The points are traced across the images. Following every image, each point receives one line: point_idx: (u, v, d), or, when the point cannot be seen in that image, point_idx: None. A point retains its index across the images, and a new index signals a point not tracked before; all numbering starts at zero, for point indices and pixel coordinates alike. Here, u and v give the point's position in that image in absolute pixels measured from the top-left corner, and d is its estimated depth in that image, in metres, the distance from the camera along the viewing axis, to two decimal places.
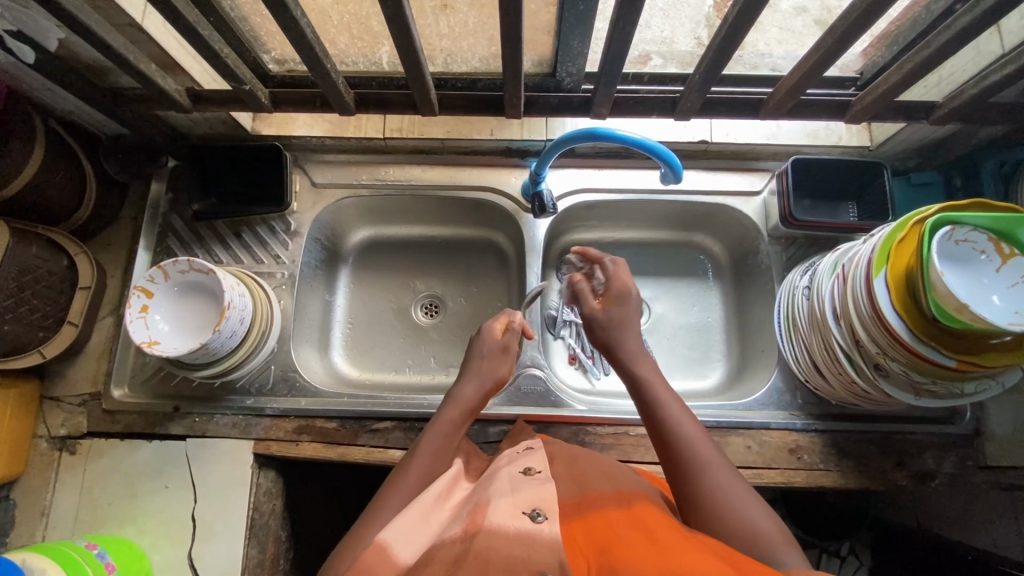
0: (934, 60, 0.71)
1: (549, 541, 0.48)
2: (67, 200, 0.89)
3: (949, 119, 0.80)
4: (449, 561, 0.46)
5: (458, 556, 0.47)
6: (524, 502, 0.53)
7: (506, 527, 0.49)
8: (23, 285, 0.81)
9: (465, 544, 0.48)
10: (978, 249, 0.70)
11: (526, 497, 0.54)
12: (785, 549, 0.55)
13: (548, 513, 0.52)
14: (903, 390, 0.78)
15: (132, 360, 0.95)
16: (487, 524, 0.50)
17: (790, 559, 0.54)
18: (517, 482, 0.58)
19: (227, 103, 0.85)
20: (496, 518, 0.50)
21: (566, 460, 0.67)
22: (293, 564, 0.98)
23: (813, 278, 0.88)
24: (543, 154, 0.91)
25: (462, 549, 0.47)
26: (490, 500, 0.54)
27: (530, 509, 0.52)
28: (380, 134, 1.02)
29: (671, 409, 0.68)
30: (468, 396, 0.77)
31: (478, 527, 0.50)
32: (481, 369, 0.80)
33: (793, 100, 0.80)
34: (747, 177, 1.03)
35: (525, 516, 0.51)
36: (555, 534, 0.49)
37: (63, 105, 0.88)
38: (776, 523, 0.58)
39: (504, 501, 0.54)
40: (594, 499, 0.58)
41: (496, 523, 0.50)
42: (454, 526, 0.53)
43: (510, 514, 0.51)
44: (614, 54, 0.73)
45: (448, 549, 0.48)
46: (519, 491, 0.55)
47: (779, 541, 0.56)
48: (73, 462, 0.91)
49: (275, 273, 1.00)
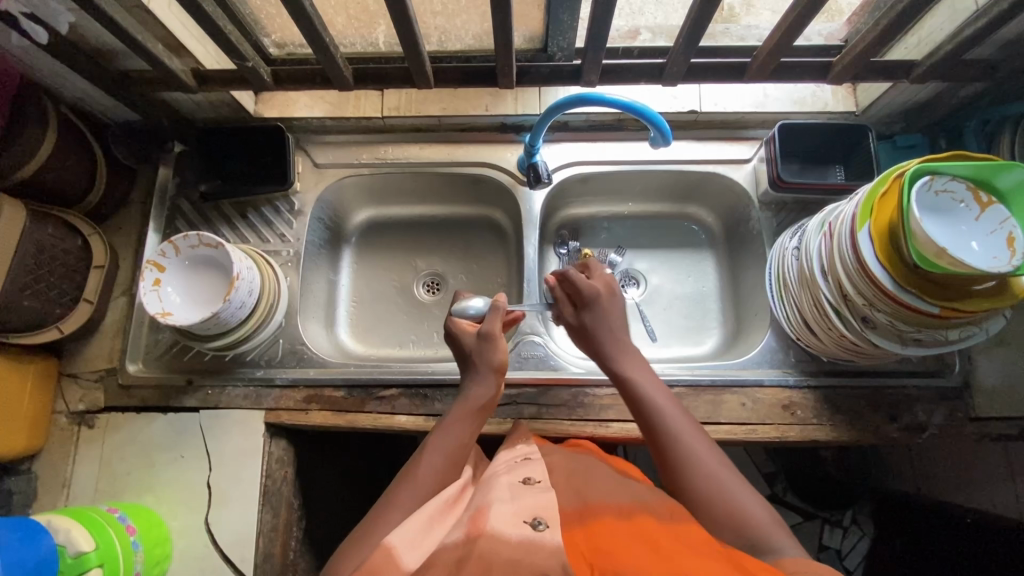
0: (907, 18, 0.73)
1: (550, 546, 0.53)
2: (77, 182, 0.93)
3: (928, 77, 0.83)
4: (452, 563, 0.51)
5: (460, 558, 0.51)
6: (525, 510, 0.57)
7: (507, 534, 0.53)
8: (41, 262, 0.85)
9: (468, 546, 0.52)
10: (957, 199, 0.73)
11: (527, 506, 0.58)
12: (777, 532, 0.58)
13: (549, 521, 0.56)
14: (891, 340, 0.81)
15: (146, 337, 0.98)
16: (488, 529, 0.54)
17: (782, 541, 0.57)
18: (518, 489, 0.62)
19: (231, 82, 0.88)
20: (498, 524, 0.55)
21: (566, 472, 0.70)
22: (306, 533, 1.01)
23: (802, 238, 0.90)
24: (536, 126, 0.93)
25: (465, 551, 0.52)
26: (490, 505, 0.58)
27: (532, 517, 0.56)
28: (378, 113, 1.05)
29: (663, 404, 0.70)
30: (484, 402, 0.76)
31: (480, 531, 0.54)
32: (492, 371, 0.78)
33: (775, 62, 0.83)
34: (737, 146, 1.05)
35: (526, 524, 0.55)
36: (556, 540, 0.53)
37: (72, 92, 0.91)
38: (765, 508, 0.60)
39: (505, 507, 0.58)
40: (596, 507, 0.62)
41: (497, 528, 0.54)
42: (457, 530, 0.57)
43: (510, 521, 0.56)
44: (600, 23, 0.76)
45: (449, 553, 0.52)
46: (520, 499, 0.59)
47: (770, 525, 0.58)
48: (91, 436, 0.94)
49: (280, 251, 1.04)
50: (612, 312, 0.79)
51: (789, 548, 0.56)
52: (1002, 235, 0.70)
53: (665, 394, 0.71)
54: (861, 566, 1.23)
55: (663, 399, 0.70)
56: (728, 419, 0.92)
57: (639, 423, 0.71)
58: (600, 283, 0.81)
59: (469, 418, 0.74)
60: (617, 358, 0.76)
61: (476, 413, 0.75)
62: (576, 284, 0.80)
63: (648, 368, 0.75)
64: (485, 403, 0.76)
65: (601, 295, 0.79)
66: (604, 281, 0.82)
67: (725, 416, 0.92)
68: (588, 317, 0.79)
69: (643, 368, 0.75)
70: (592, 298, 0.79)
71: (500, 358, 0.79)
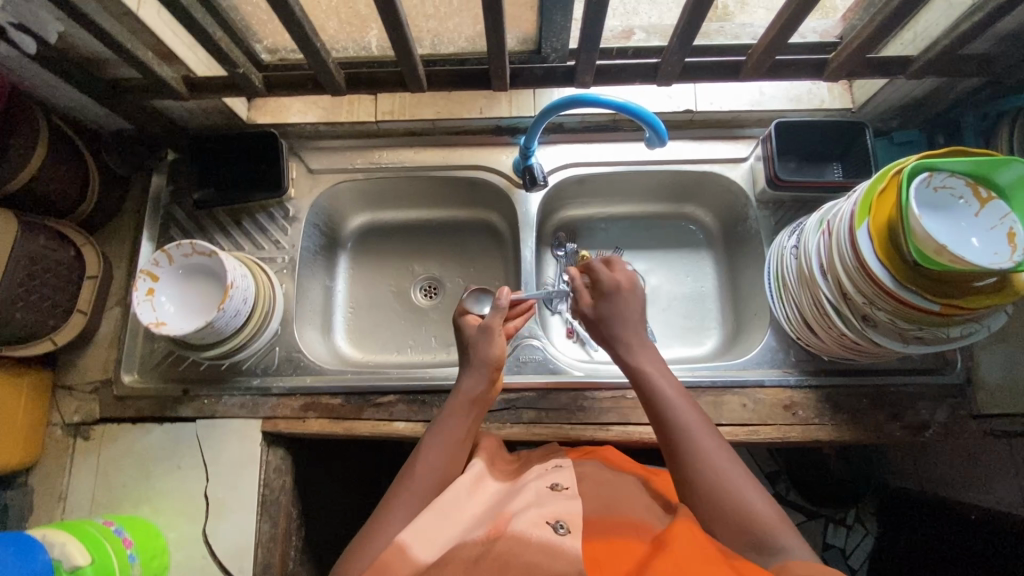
0: (903, 13, 0.73)
1: (569, 554, 0.52)
2: (69, 192, 0.92)
3: (925, 72, 0.82)
4: (467, 561, 0.53)
5: (477, 557, 0.53)
6: (548, 512, 0.57)
7: (529, 535, 0.54)
8: (33, 273, 0.84)
9: (487, 546, 0.54)
10: (956, 195, 0.72)
11: (551, 508, 0.58)
12: (784, 531, 0.58)
13: (570, 526, 0.56)
14: (891, 338, 0.80)
15: (141, 347, 0.98)
16: (509, 530, 0.55)
17: (789, 542, 0.57)
18: (544, 495, 0.61)
19: (222, 89, 0.87)
20: (519, 526, 0.55)
21: (595, 480, 0.69)
22: (306, 542, 1.00)
23: (801, 237, 0.90)
24: (531, 128, 0.93)
25: (484, 551, 0.53)
26: (514, 511, 0.58)
27: (553, 519, 0.56)
28: (373, 117, 1.04)
29: (673, 394, 0.69)
30: (478, 395, 0.75)
31: (500, 532, 0.55)
32: (488, 365, 0.77)
33: (770, 60, 0.82)
34: (734, 144, 1.04)
35: (548, 526, 0.55)
36: (576, 548, 0.53)
37: (64, 101, 0.90)
38: (771, 506, 0.60)
39: (529, 512, 0.57)
40: (619, 521, 0.61)
41: (518, 530, 0.55)
42: (477, 530, 0.58)
43: (533, 522, 0.56)
44: (593, 24, 0.75)
45: (469, 550, 0.54)
46: (545, 504, 0.59)
47: (778, 525, 0.58)
48: (87, 447, 0.94)
49: (276, 258, 1.03)
50: (630, 305, 0.78)
51: (796, 548, 0.56)
52: (1003, 231, 0.70)
53: (674, 386, 0.70)
54: (866, 565, 1.22)
55: (677, 393, 0.70)
56: (729, 420, 0.92)
57: (648, 415, 0.70)
58: (625, 278, 0.80)
59: (464, 411, 0.74)
60: (630, 346, 0.75)
61: (471, 404, 0.75)
62: (599, 276, 0.80)
63: (659, 360, 0.74)
64: (480, 395, 0.76)
65: (621, 286, 0.78)
66: (629, 276, 0.80)
67: (727, 417, 0.91)
68: (607, 310, 0.78)
69: (655, 360, 0.74)
70: (611, 291, 0.78)
71: (496, 354, 0.78)
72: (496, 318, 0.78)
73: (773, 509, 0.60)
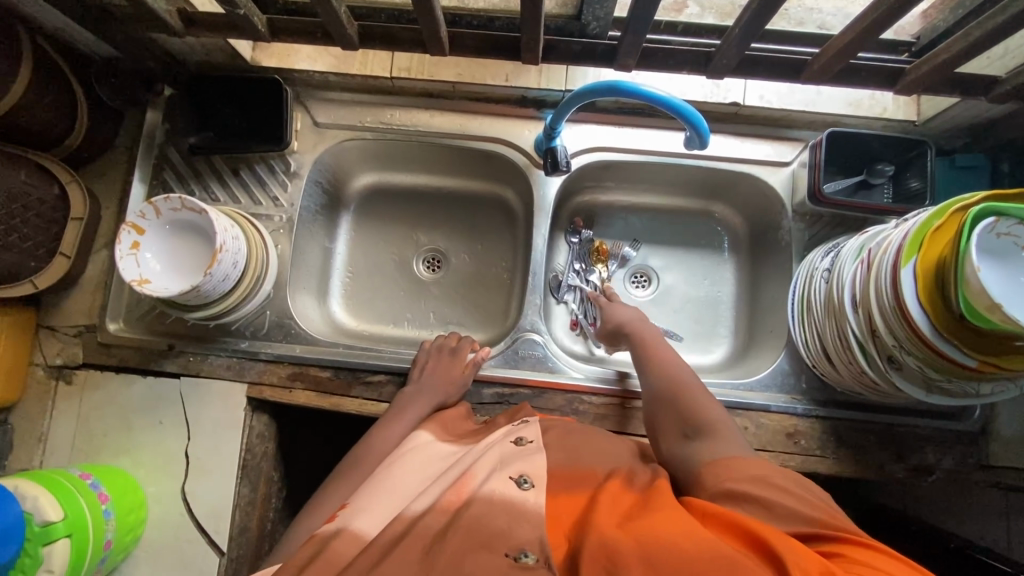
0: (1007, 30, 0.63)
1: (531, 507, 0.50)
2: (55, 124, 0.85)
3: (1009, 97, 0.73)
4: (433, 533, 0.47)
5: (433, 522, 0.48)
6: (513, 469, 0.56)
7: (491, 492, 0.51)
8: (13, 212, 0.78)
9: (448, 509, 0.50)
10: (1020, 243, 0.64)
11: (514, 465, 0.56)
12: (721, 437, 0.64)
13: (534, 481, 0.54)
14: (915, 384, 0.75)
15: (128, 294, 0.94)
16: (471, 492, 0.51)
17: (720, 441, 0.63)
18: (508, 452, 0.60)
19: (222, 28, 0.78)
20: (482, 486, 0.52)
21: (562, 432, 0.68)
22: (282, 504, 1.00)
23: (835, 261, 0.83)
24: (560, 106, 0.83)
25: (440, 514, 0.49)
26: (475, 469, 0.56)
27: (517, 475, 0.54)
28: (387, 72, 0.94)
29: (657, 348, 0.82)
30: (404, 401, 0.83)
31: (462, 495, 0.51)
32: (422, 376, 0.87)
33: (841, 64, 0.72)
34: (778, 146, 0.95)
35: (511, 482, 0.53)
36: (538, 502, 0.51)
37: (51, 20, 0.81)
38: (716, 420, 0.67)
39: (489, 469, 0.56)
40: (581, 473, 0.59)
41: (483, 491, 0.51)
42: (436, 490, 0.54)
43: (497, 480, 0.54)
44: (645, 3, 0.65)
45: (430, 515, 0.49)
46: (507, 461, 0.57)
47: (717, 430, 0.65)
48: (69, 392, 0.92)
49: (273, 216, 0.97)
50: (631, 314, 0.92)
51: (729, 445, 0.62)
52: None
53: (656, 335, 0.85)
54: None
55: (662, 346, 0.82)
56: None
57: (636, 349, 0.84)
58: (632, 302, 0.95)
59: (393, 418, 0.81)
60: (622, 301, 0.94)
61: (399, 412, 0.81)
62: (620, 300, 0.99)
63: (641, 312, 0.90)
64: (411, 399, 0.83)
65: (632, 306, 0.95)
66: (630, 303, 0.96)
67: None
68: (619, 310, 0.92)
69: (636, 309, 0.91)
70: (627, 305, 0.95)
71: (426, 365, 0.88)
72: (444, 351, 0.90)
73: (720, 422, 0.67)
